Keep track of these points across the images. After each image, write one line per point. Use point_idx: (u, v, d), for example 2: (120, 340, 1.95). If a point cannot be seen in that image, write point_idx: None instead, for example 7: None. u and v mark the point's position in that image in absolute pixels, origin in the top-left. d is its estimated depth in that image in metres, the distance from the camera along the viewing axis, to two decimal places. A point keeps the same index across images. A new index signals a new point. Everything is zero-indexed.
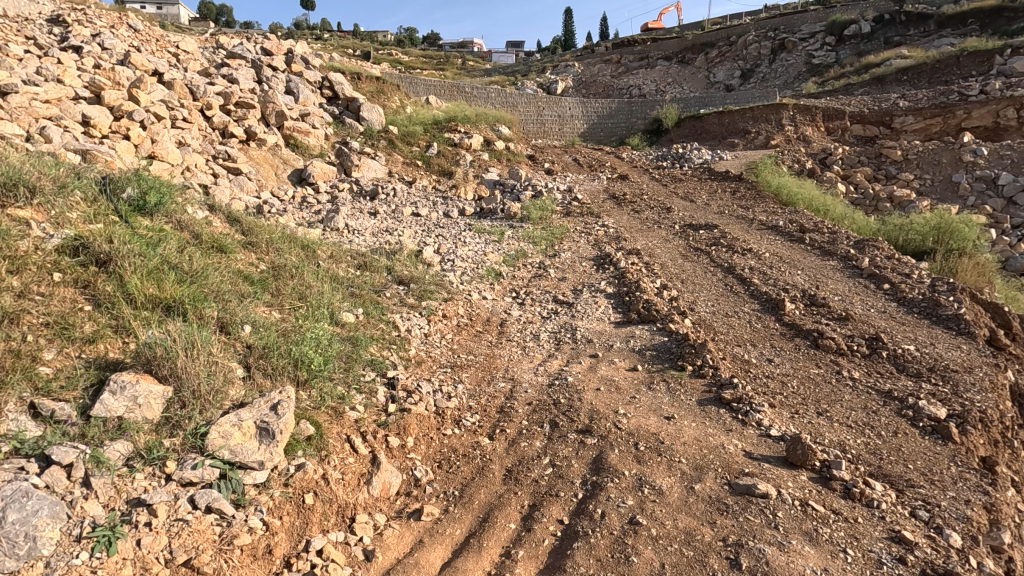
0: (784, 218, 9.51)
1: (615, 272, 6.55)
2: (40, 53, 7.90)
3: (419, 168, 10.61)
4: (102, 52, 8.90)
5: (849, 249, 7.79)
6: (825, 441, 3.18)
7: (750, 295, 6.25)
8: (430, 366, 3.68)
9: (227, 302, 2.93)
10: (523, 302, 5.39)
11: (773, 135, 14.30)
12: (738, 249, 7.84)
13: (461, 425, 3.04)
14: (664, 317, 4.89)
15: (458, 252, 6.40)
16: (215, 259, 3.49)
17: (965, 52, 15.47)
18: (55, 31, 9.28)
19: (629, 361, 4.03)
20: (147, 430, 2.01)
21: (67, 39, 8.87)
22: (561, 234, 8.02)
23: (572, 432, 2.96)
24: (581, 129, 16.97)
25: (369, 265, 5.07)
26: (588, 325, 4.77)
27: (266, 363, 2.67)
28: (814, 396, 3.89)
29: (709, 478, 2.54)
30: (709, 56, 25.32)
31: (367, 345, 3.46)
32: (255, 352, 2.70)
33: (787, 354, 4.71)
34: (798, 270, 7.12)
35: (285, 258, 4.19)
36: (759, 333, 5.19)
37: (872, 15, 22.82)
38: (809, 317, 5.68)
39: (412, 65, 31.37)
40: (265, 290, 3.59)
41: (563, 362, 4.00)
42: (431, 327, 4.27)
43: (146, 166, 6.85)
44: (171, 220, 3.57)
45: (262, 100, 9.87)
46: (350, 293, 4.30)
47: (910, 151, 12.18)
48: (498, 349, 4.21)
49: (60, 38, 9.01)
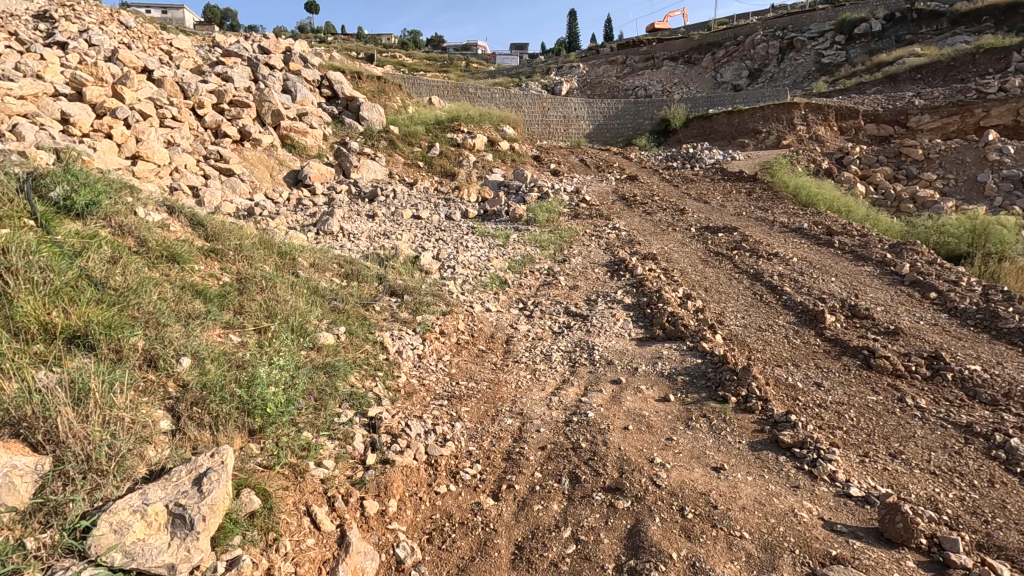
0: (808, 220, 8.89)
1: (632, 279, 5.94)
2: (22, 48, 7.36)
3: (420, 169, 10.05)
4: (89, 49, 8.37)
5: (885, 253, 7.16)
6: (912, 496, 2.56)
7: (784, 306, 5.63)
8: (423, 399, 3.08)
9: (163, 327, 2.33)
10: (531, 314, 4.79)
11: (787, 134, 13.68)
12: (763, 253, 7.21)
13: (460, 480, 2.46)
14: (694, 333, 4.26)
15: (459, 258, 5.81)
16: (163, 274, 2.90)
17: (982, 48, 14.80)
18: (41, 27, 8.75)
19: (658, 389, 3.42)
20: (6, 524, 1.41)
21: (52, 35, 8.35)
22: (569, 237, 7.41)
23: (599, 491, 2.36)
24: (587, 130, 16.33)
25: (358, 273, 4.48)
26: (607, 343, 4.15)
27: (203, 410, 2.05)
28: (880, 434, 3.27)
29: (785, 565, 1.93)
30: (716, 56, 24.65)
31: (345, 375, 2.89)
32: (190, 395, 2.08)
33: (837, 377, 4.10)
34: (832, 277, 6.49)
35: (258, 268, 3.61)
36: (799, 350, 4.57)
37: (882, 12, 22.12)
38: (853, 331, 5.05)
39: (416, 66, 30.99)
40: (225, 308, 2.99)
41: (581, 392, 3.39)
42: (426, 347, 3.68)
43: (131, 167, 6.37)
44: (110, 223, 2.97)
45: (257, 98, 9.24)
46: (332, 308, 3.71)
47: (931, 149, 11.55)
48: (504, 373, 3.61)
49: (46, 33, 8.50)
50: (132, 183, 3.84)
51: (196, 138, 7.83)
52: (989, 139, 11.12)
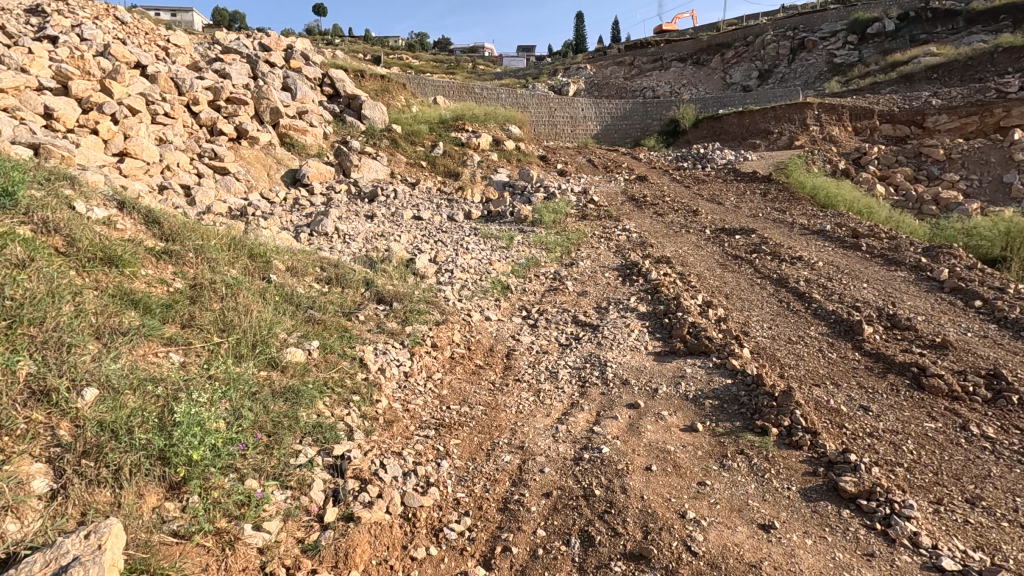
0: (830, 221, 8.33)
1: (646, 284, 5.44)
2: (10, 42, 6.74)
3: (422, 168, 9.56)
4: (81, 44, 7.92)
5: (920, 257, 6.59)
6: (1013, 563, 2.05)
7: (815, 315, 5.09)
8: (405, 429, 2.59)
9: (68, 349, 1.87)
10: (536, 324, 4.29)
11: (801, 134, 13.08)
12: (786, 257, 6.67)
13: (445, 541, 1.97)
14: (720, 347, 3.74)
15: (458, 261, 5.32)
16: (93, 281, 2.44)
17: (1000, 46, 14.18)
18: (33, 21, 8.23)
19: (683, 416, 2.92)
20: None
21: (43, 29, 7.91)
22: (577, 239, 6.91)
23: (618, 559, 1.89)
24: (595, 131, 15.79)
25: (342, 278, 3.98)
26: (622, 358, 3.65)
27: (97, 463, 1.60)
28: (950, 472, 2.74)
29: None
30: (725, 57, 24.03)
31: (311, 402, 2.41)
32: (82, 444, 1.63)
33: (886, 399, 3.57)
34: (864, 282, 5.95)
35: (221, 274, 3.13)
36: (837, 366, 4.04)
37: (895, 11, 21.39)
38: (896, 345, 4.50)
39: (422, 69, 30.57)
40: (170, 321, 2.51)
41: (593, 419, 2.88)
42: (415, 364, 3.19)
43: (117, 165, 5.92)
44: (32, 220, 2.51)
45: (257, 95, 8.72)
46: (307, 318, 3.23)
47: (953, 150, 11.00)
48: (503, 395, 3.11)
49: (38, 28, 8.03)
50: (89, 183, 3.36)
51: (190, 136, 7.39)
52: (1014, 138, 10.54)
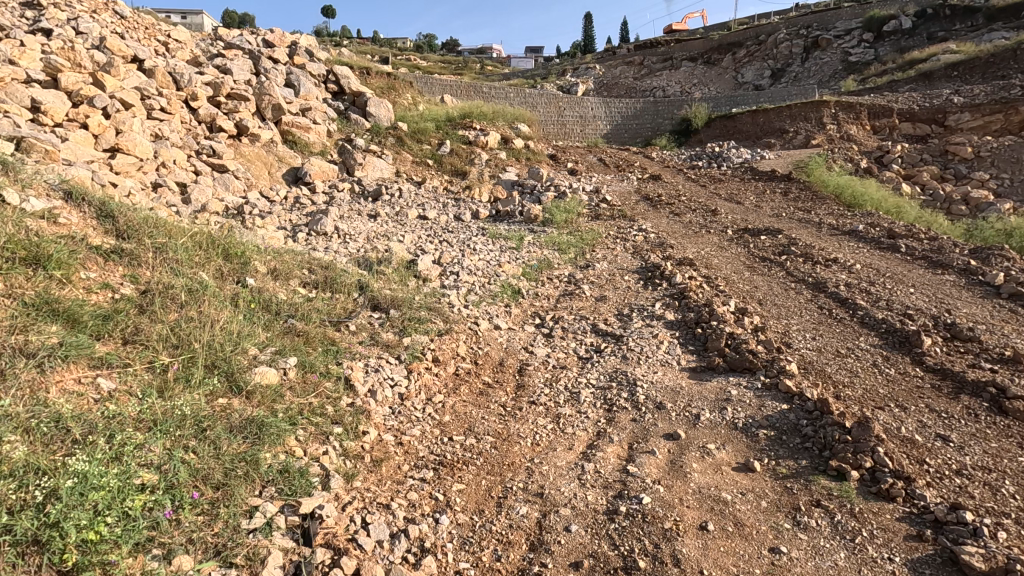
0: (862, 220, 7.76)
1: (671, 288, 4.91)
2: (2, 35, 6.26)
3: (428, 167, 9.06)
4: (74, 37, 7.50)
5: (969, 259, 6.01)
6: None
7: (862, 323, 4.53)
8: (397, 471, 2.10)
9: None
10: (551, 333, 3.78)
11: (819, 132, 12.47)
12: (820, 259, 6.11)
13: None
14: (769, 363, 3.20)
15: (465, 263, 4.82)
16: (9, 288, 1.98)
17: None
18: (28, 14, 7.76)
19: (736, 451, 2.40)
20: None
21: (38, 21, 7.46)
22: (592, 239, 6.39)
23: None
24: (606, 130, 15.24)
25: (332, 281, 3.48)
26: (652, 374, 3.13)
27: None
28: None
29: None
30: (737, 55, 23.38)
31: (277, 437, 1.92)
32: None
33: (966, 425, 3.02)
34: (911, 287, 5.38)
35: (185, 277, 2.64)
36: (899, 385, 3.48)
37: (912, 9, 20.65)
38: (960, 359, 3.94)
39: (431, 69, 30.04)
40: (109, 337, 2.03)
41: (625, 454, 2.36)
42: (411, 384, 2.68)
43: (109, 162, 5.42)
44: None
45: (256, 90, 8.19)
46: (286, 329, 2.74)
47: (982, 147, 10.37)
48: (515, 421, 2.59)
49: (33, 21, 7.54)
50: (46, 182, 2.87)
51: (188, 133, 6.89)
52: None
